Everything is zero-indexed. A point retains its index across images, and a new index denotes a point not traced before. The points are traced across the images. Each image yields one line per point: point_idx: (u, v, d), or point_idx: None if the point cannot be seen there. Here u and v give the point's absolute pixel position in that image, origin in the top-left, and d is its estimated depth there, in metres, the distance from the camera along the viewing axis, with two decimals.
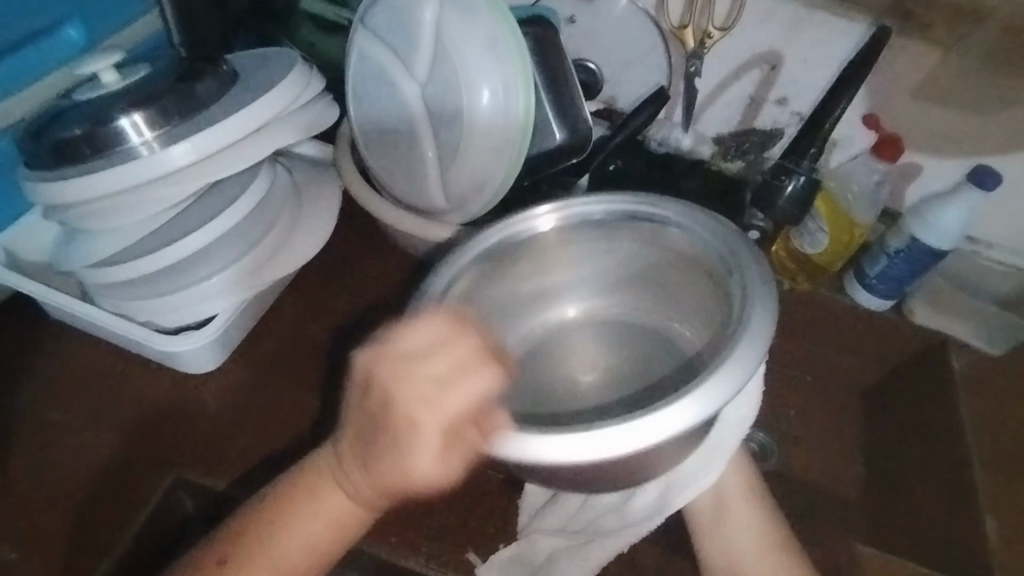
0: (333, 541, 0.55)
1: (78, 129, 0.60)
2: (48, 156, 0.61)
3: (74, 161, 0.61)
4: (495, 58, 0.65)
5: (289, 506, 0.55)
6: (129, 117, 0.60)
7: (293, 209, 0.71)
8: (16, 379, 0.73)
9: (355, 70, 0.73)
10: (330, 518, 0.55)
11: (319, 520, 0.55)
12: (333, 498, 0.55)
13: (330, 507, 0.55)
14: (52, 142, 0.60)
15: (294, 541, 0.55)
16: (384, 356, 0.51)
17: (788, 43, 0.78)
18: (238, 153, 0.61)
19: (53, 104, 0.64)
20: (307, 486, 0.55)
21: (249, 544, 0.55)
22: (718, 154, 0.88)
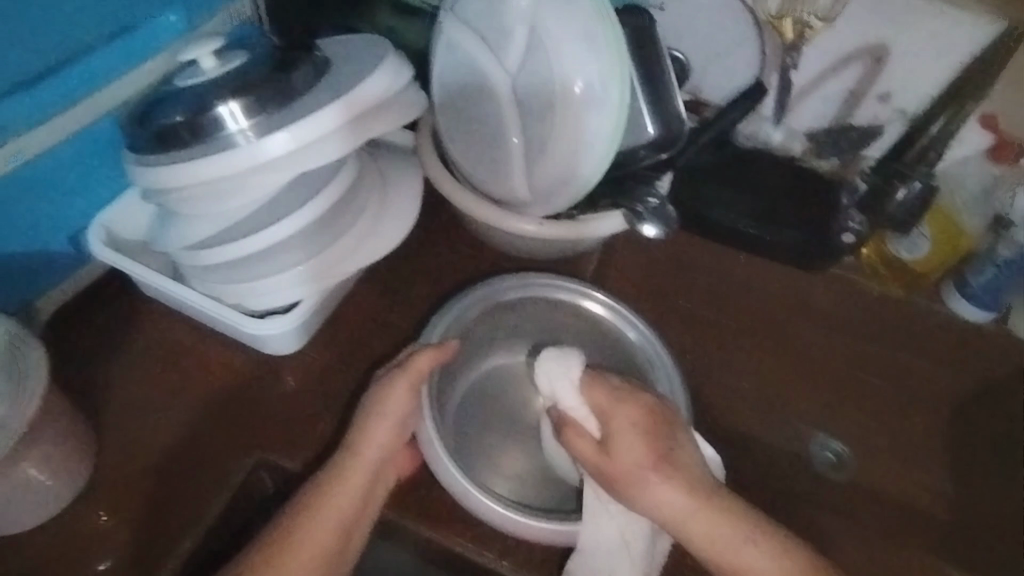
0: (344, 524, 0.62)
1: (180, 115, 0.61)
2: (152, 142, 0.62)
3: (175, 148, 0.62)
4: (592, 52, 0.63)
5: (314, 502, 0.62)
6: (227, 105, 0.60)
7: (378, 201, 0.71)
8: (109, 352, 0.75)
9: (443, 58, 0.72)
10: (348, 503, 0.63)
11: (333, 507, 0.62)
12: (351, 478, 0.63)
13: (347, 492, 0.63)
14: (158, 129, 0.62)
15: (311, 532, 0.60)
16: (402, 387, 0.66)
17: (897, 36, 0.73)
18: (331, 143, 0.61)
19: (154, 89, 0.66)
20: (338, 472, 0.64)
21: (287, 530, 0.60)
22: (812, 150, 0.84)
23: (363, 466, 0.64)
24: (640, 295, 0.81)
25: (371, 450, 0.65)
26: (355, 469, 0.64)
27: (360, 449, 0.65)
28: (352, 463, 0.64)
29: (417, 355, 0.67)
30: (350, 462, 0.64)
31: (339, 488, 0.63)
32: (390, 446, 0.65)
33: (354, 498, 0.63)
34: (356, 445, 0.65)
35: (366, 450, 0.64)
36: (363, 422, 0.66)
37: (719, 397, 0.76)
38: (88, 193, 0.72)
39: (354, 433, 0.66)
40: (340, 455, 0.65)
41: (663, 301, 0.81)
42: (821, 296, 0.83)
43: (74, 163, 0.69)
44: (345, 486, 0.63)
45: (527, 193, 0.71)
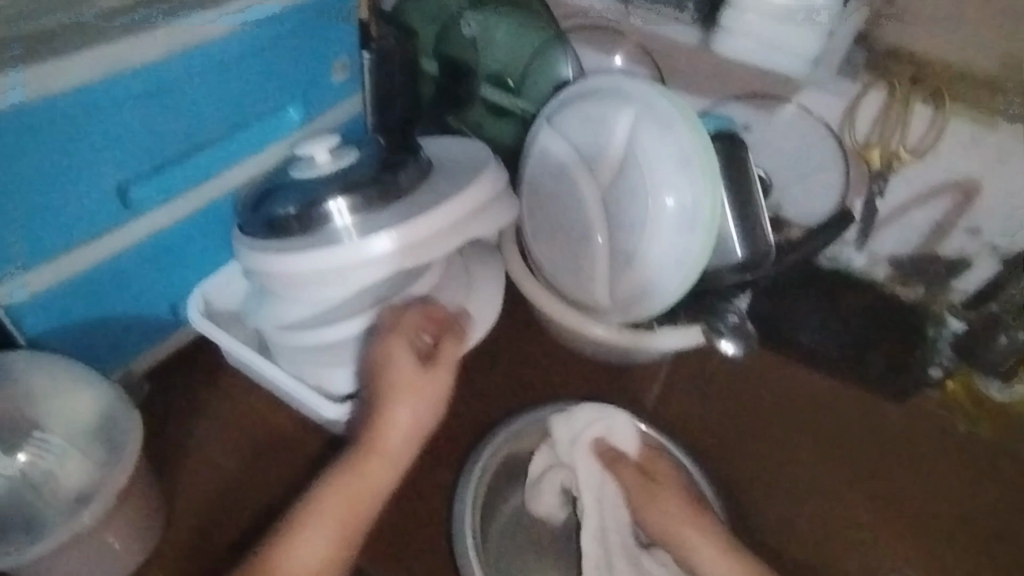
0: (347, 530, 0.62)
1: (293, 206, 0.66)
2: (263, 227, 0.67)
3: (284, 236, 0.65)
4: (687, 174, 0.65)
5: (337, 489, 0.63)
6: (336, 201, 0.64)
7: (462, 298, 0.73)
8: (188, 418, 0.78)
9: (536, 165, 0.76)
10: (353, 518, 0.62)
11: (341, 519, 0.62)
12: (348, 494, 0.63)
13: (345, 511, 0.62)
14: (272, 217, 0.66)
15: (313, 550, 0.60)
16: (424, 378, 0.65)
17: (988, 173, 0.73)
18: (432, 245, 0.63)
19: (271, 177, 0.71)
20: (347, 476, 0.63)
21: (287, 536, 0.61)
22: (896, 277, 0.83)
23: (374, 477, 0.64)
24: (716, 411, 0.77)
25: (372, 476, 0.63)
26: (357, 488, 0.63)
27: (376, 460, 0.64)
28: (377, 442, 0.64)
29: (446, 342, 0.67)
30: (364, 466, 0.63)
31: (343, 504, 0.62)
32: (417, 414, 0.65)
33: (336, 523, 0.62)
34: (371, 445, 0.64)
35: (369, 480, 0.63)
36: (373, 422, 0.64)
37: None
38: (194, 265, 0.76)
39: (375, 396, 0.65)
40: (355, 451, 0.64)
41: (735, 414, 0.77)
42: None
43: (187, 238, 0.73)
44: (349, 508, 0.62)
45: (608, 299, 0.73)
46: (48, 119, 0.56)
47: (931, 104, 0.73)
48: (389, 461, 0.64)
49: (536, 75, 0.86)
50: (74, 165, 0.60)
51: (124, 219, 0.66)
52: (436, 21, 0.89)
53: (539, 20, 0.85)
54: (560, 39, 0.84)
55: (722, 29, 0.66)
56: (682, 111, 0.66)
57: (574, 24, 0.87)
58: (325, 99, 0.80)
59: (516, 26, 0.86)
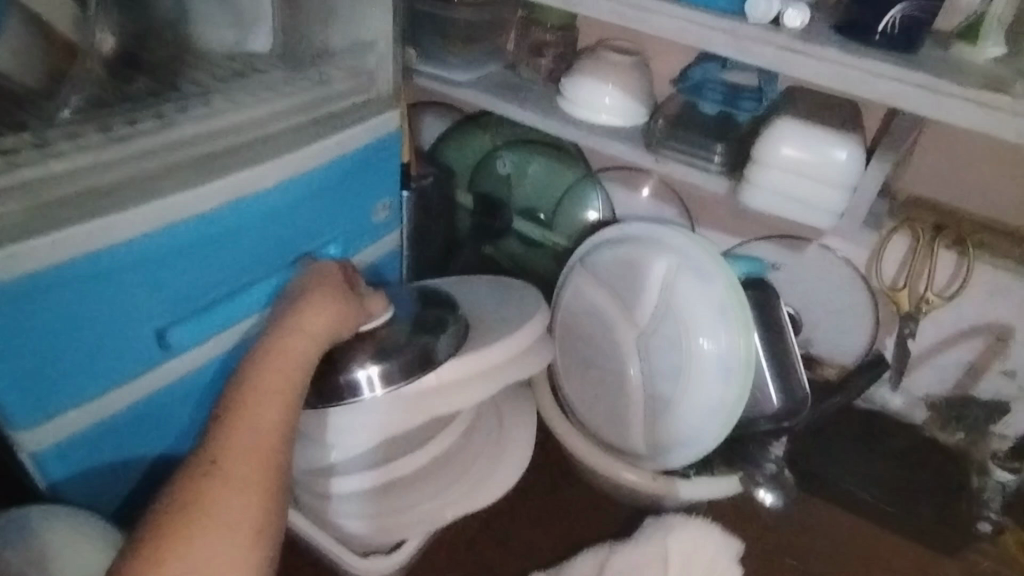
0: (276, 480, 0.47)
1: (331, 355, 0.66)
2: None
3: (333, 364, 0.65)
4: (723, 324, 0.66)
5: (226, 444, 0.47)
6: (366, 371, 0.61)
7: (494, 445, 0.71)
8: None
9: (570, 304, 0.77)
10: (268, 454, 0.48)
11: (249, 459, 0.47)
12: (250, 436, 0.48)
13: (250, 452, 0.47)
14: None
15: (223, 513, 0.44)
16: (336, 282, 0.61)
17: (1019, 318, 0.74)
18: (482, 383, 0.63)
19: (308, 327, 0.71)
20: (238, 419, 0.49)
21: (179, 525, 0.43)
22: (936, 421, 0.80)
23: (283, 388, 0.52)
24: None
25: (272, 377, 0.52)
26: (255, 428, 0.49)
27: (286, 350, 0.54)
28: (249, 398, 0.50)
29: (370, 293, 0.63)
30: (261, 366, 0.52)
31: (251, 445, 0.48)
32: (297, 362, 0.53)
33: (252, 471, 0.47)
34: (247, 387, 0.51)
35: (262, 389, 0.51)
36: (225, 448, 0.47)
37: None
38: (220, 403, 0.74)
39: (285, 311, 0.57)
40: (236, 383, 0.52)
41: None
42: None
43: (218, 376, 0.71)
44: (262, 449, 0.48)
45: (644, 443, 0.72)
46: (96, 273, 0.55)
47: (955, 251, 0.75)
48: (291, 360, 0.53)
49: (569, 207, 0.91)
50: (124, 308, 0.59)
51: (158, 361, 0.64)
52: (470, 162, 0.94)
53: (570, 162, 0.91)
54: (590, 178, 0.90)
55: (750, 182, 0.69)
56: (719, 260, 0.66)
57: (607, 168, 0.92)
58: (366, 238, 0.80)
59: (549, 167, 0.92)
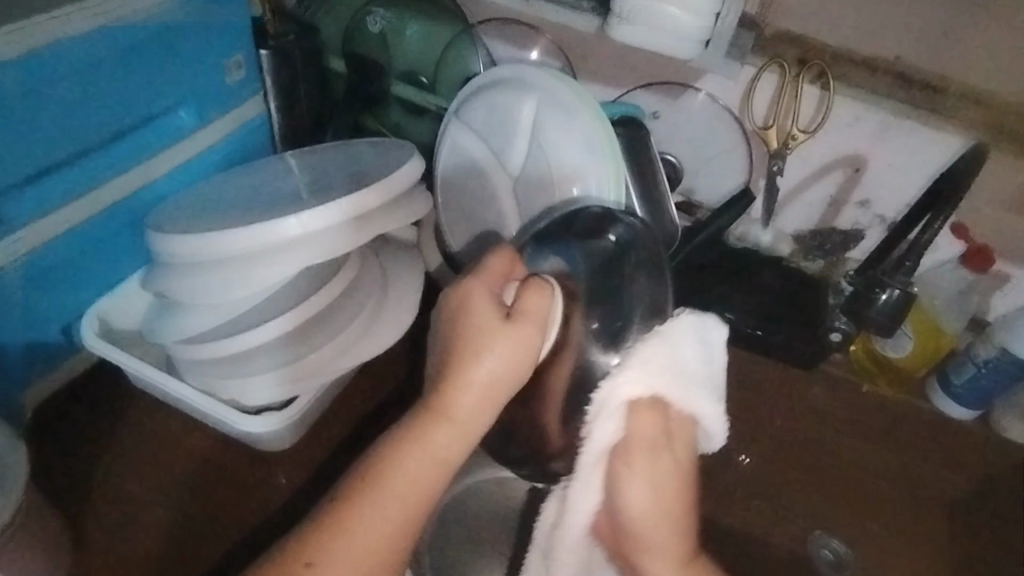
0: (406, 527, 0.50)
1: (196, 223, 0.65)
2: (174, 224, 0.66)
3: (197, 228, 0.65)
4: (591, 158, 0.66)
5: (344, 521, 0.48)
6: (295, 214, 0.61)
7: (377, 299, 0.71)
8: (95, 448, 0.72)
9: (447, 159, 0.76)
10: (394, 536, 0.49)
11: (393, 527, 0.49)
12: (375, 517, 0.49)
13: (404, 505, 0.50)
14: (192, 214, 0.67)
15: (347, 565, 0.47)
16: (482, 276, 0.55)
17: (873, 148, 0.78)
18: (353, 226, 0.63)
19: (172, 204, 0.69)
20: (372, 492, 0.49)
21: None
22: (800, 251, 0.87)
23: (426, 479, 0.50)
24: None
25: (458, 421, 0.51)
26: (380, 507, 0.49)
27: (438, 419, 0.51)
28: (388, 475, 0.50)
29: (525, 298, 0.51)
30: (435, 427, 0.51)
31: (385, 497, 0.49)
32: (472, 412, 0.51)
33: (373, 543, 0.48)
34: (405, 445, 0.50)
35: (435, 443, 0.50)
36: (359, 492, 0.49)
37: (719, 494, 0.74)
38: (85, 286, 0.71)
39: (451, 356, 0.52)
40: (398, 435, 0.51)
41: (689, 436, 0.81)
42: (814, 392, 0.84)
43: (72, 256, 0.68)
44: (397, 496, 0.49)
45: None
46: None
47: (818, 85, 0.77)
48: (459, 440, 0.51)
49: (449, 68, 0.85)
50: None
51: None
52: (341, 23, 0.88)
53: (446, 19, 0.86)
54: (469, 34, 0.84)
55: (614, 16, 0.68)
56: (581, 95, 0.67)
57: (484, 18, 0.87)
58: (223, 104, 0.76)
59: (427, 25, 0.86)
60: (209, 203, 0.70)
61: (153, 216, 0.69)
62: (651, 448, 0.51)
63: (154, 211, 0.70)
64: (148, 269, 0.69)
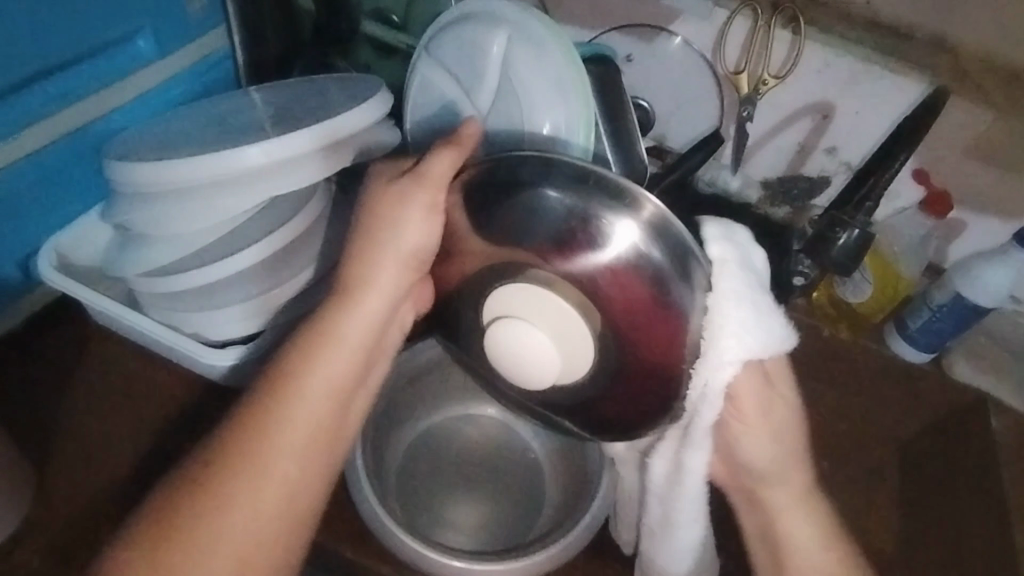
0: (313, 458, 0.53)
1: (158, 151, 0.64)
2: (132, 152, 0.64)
3: (155, 157, 0.63)
4: (561, 95, 0.66)
5: (261, 421, 0.52)
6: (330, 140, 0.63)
7: (344, 235, 0.71)
8: (56, 384, 0.71)
9: (417, 96, 0.75)
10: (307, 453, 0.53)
11: (303, 438, 0.53)
12: (290, 434, 0.52)
13: (308, 415, 0.53)
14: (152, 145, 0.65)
15: (268, 470, 0.51)
16: (420, 186, 0.56)
17: (841, 95, 0.78)
18: (316, 160, 0.62)
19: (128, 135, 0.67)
20: (284, 388, 0.53)
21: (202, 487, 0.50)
22: (766, 198, 0.88)
23: (336, 391, 0.55)
24: None
25: (366, 318, 0.57)
26: (295, 422, 0.53)
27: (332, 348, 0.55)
28: (290, 400, 0.53)
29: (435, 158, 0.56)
30: (340, 321, 0.56)
31: (295, 417, 0.53)
32: (396, 266, 0.57)
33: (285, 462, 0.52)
34: (309, 357, 0.54)
35: (345, 337, 0.56)
36: (261, 412, 0.52)
37: None
38: (40, 217, 0.69)
39: (360, 253, 0.57)
40: (312, 335, 0.56)
41: None
42: None
43: (26, 186, 0.66)
44: (313, 426, 0.53)
45: None
46: None
47: (789, 30, 0.77)
48: (356, 358, 0.56)
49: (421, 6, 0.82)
50: None
51: None
52: None
53: None
54: None
55: None
56: (551, 30, 0.66)
57: None
58: (183, 33, 0.74)
59: None
60: (169, 134, 0.68)
61: (111, 146, 0.67)
62: (757, 400, 0.56)
63: (112, 142, 0.68)
64: (108, 201, 0.67)
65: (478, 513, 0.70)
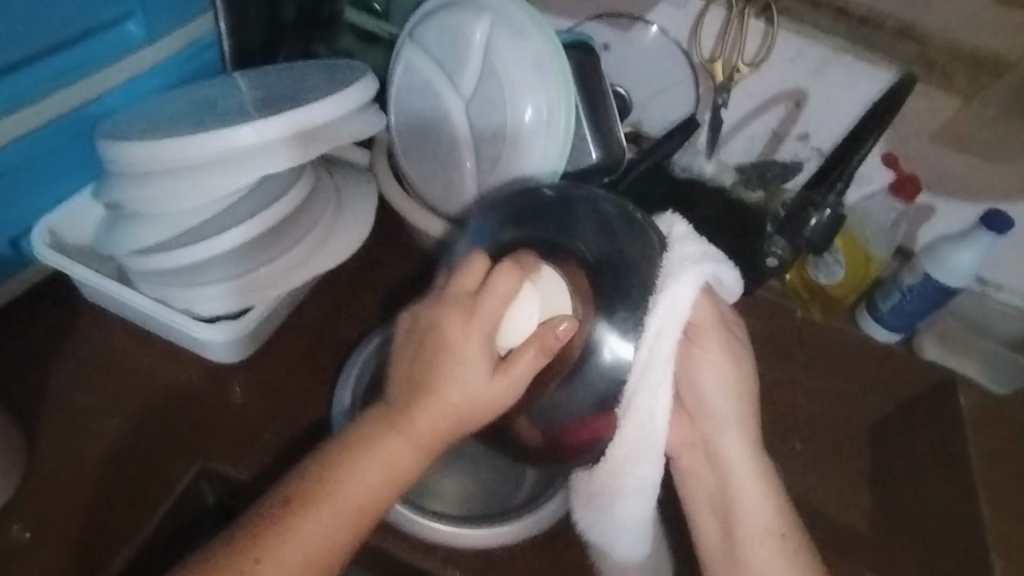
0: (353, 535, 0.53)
1: (150, 135, 0.65)
2: (125, 134, 0.66)
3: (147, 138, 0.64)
4: (541, 79, 0.68)
5: (312, 497, 0.53)
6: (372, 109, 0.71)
7: (332, 214, 0.73)
8: (46, 363, 0.72)
9: (401, 82, 0.77)
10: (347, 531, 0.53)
11: (354, 509, 0.53)
12: (342, 499, 0.53)
13: (343, 504, 0.53)
14: (143, 128, 0.67)
15: (285, 561, 0.51)
16: (478, 301, 0.53)
17: (813, 82, 0.81)
18: (306, 142, 0.64)
19: (120, 120, 0.69)
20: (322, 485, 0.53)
21: (262, 527, 0.52)
22: (741, 183, 0.92)
23: (386, 471, 0.54)
24: None
25: (408, 442, 0.53)
26: (348, 490, 0.53)
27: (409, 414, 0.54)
28: (350, 469, 0.54)
29: (496, 276, 0.53)
30: (386, 440, 0.54)
31: (379, 482, 0.54)
32: (468, 384, 0.52)
33: (335, 523, 0.53)
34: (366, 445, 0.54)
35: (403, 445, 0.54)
36: (324, 473, 0.54)
37: None
38: (31, 198, 0.71)
39: (410, 392, 0.53)
40: (372, 432, 0.54)
41: None
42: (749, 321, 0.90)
43: (16, 167, 0.67)
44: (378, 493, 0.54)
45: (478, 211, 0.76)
46: None
47: (763, 19, 0.79)
48: (415, 447, 0.54)
49: None
50: None
51: None
52: None
53: None
54: None
55: None
56: (532, 17, 0.68)
57: None
58: (175, 19, 0.75)
59: None
60: (158, 117, 0.69)
61: (102, 128, 0.68)
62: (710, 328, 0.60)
63: (103, 124, 0.70)
64: (99, 181, 0.69)
65: (459, 483, 0.72)
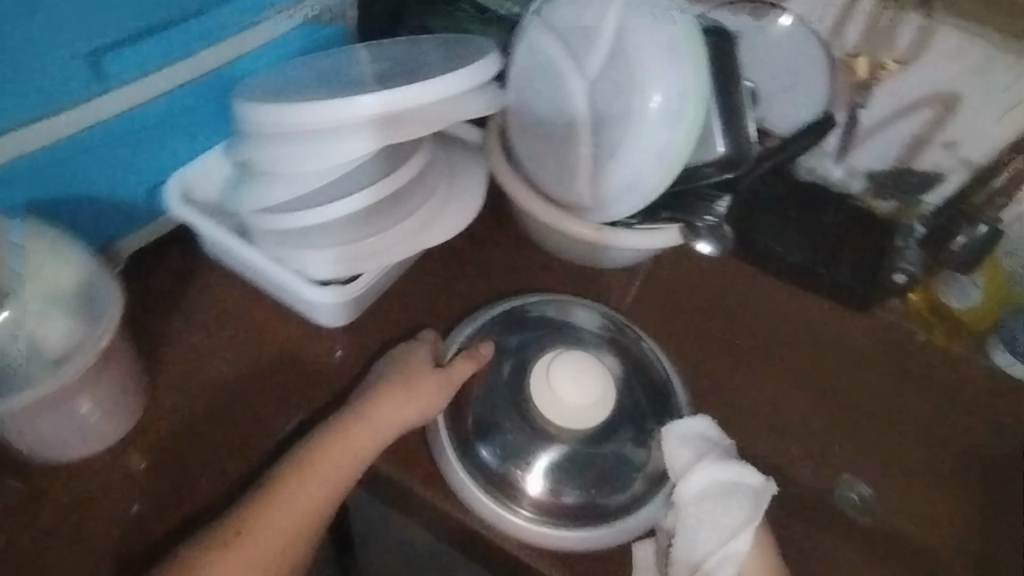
0: (311, 523, 0.61)
1: (277, 98, 0.67)
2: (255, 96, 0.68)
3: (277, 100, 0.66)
4: (673, 62, 0.66)
5: (296, 477, 0.62)
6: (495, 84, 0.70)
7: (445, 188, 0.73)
8: (163, 309, 0.77)
9: (523, 59, 0.75)
10: (301, 531, 0.60)
11: (318, 492, 0.62)
12: (308, 491, 0.62)
13: (332, 477, 0.63)
14: (272, 92, 0.69)
15: (253, 546, 0.58)
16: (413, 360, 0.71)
17: (970, 84, 0.73)
18: (429, 114, 0.64)
19: (253, 82, 0.71)
20: (296, 480, 0.62)
21: (248, 509, 0.60)
22: (871, 191, 0.86)
23: (336, 473, 0.63)
24: (697, 340, 0.82)
25: (360, 449, 0.65)
26: (308, 488, 0.62)
27: (345, 439, 0.64)
28: (317, 467, 0.63)
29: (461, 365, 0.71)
30: (340, 447, 0.64)
31: (326, 484, 0.62)
32: (392, 425, 0.66)
33: (304, 512, 0.61)
34: (328, 446, 0.64)
35: (350, 443, 0.64)
36: (308, 457, 0.63)
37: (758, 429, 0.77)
38: (168, 153, 0.74)
39: (344, 420, 0.65)
40: (331, 429, 0.65)
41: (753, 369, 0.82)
42: (860, 339, 0.84)
43: (158, 123, 0.71)
44: (322, 492, 0.62)
45: (589, 196, 0.73)
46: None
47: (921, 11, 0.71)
48: (350, 455, 0.64)
49: None
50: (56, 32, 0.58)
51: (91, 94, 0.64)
52: None
53: None
54: None
55: None
56: (670, 1, 0.66)
57: None
58: None
59: None
60: (285, 83, 0.71)
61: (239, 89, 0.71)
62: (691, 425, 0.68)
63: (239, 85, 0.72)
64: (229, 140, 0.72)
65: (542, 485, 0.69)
